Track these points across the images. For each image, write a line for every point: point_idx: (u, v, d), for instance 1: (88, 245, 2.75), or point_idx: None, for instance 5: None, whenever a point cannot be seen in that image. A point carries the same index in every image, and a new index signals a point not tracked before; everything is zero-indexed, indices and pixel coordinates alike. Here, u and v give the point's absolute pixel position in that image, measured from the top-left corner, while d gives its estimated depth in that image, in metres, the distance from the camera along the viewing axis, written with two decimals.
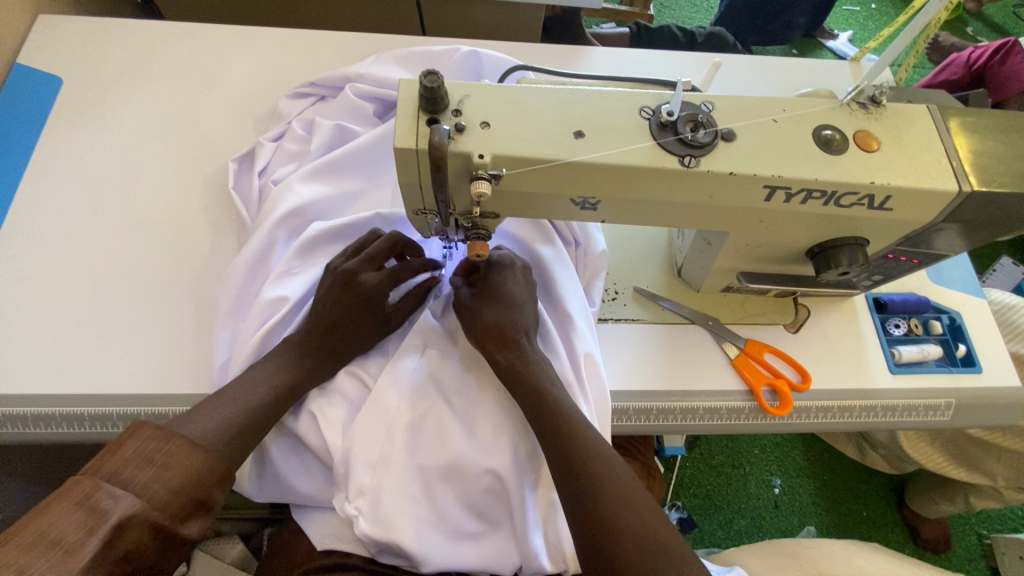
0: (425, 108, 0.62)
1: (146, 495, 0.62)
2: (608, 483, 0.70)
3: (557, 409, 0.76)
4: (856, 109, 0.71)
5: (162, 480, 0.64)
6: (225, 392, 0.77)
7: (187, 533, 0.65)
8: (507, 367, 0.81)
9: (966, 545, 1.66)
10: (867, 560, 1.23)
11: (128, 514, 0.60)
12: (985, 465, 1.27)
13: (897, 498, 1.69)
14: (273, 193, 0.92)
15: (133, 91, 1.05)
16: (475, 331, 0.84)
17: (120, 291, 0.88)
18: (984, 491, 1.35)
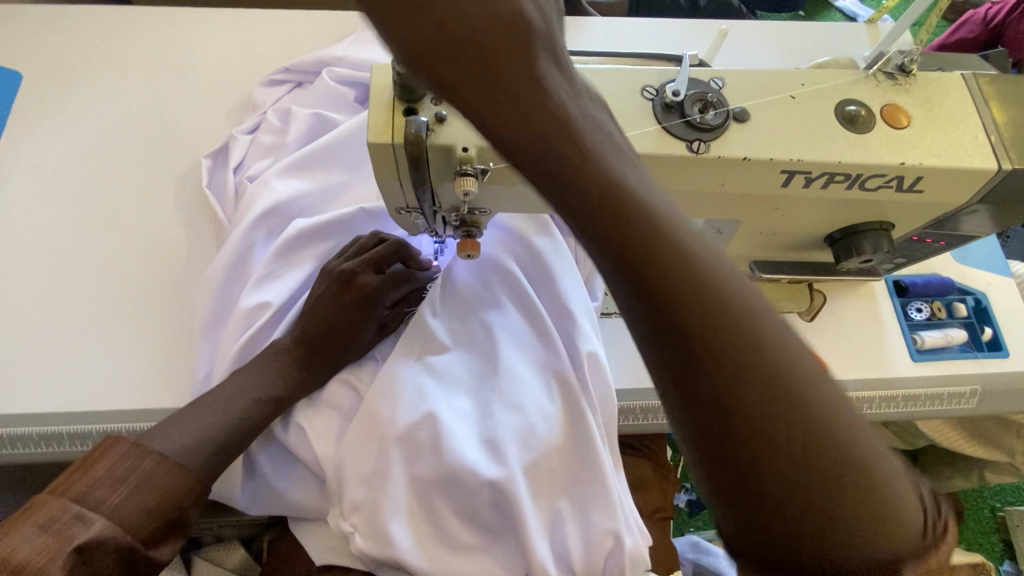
0: (401, 96, 0.55)
1: (118, 517, 0.59)
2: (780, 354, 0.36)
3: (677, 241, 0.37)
4: (883, 80, 0.63)
5: (136, 501, 0.60)
6: (203, 401, 0.71)
7: (159, 557, 0.62)
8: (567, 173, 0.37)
9: (979, 519, 1.63)
10: None
11: (97, 538, 0.57)
12: (1003, 441, 1.23)
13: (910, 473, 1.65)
14: (249, 190, 0.86)
15: (98, 83, 0.98)
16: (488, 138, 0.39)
17: (93, 302, 0.82)
18: (1001, 467, 1.31)
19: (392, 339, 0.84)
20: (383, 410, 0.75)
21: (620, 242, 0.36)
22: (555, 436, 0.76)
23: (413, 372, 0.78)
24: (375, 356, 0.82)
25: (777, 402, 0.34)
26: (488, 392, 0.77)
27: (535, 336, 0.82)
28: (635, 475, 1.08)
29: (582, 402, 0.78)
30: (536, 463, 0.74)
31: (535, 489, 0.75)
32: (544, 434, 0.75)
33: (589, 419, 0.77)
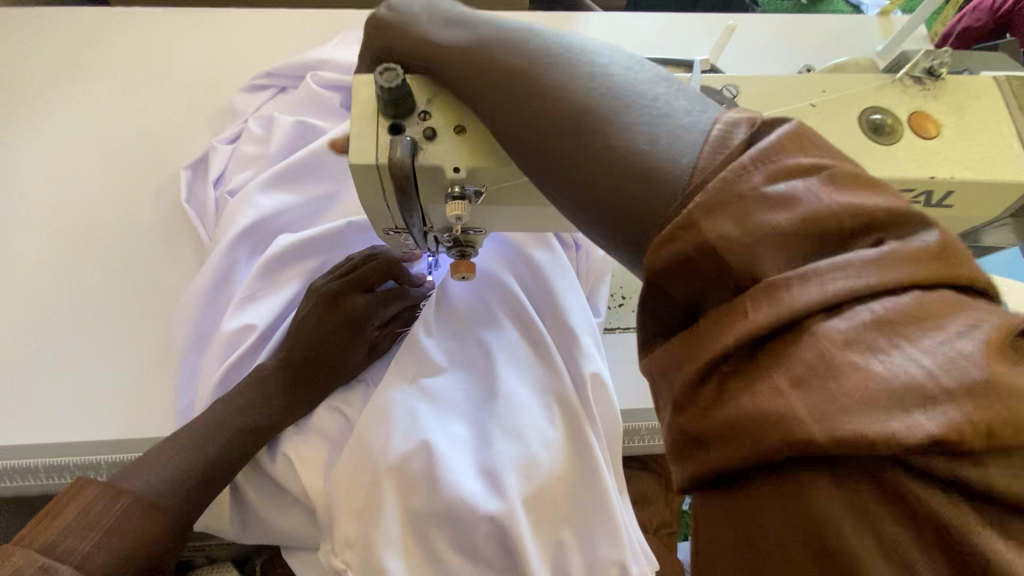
0: (386, 112, 0.50)
1: (87, 568, 0.54)
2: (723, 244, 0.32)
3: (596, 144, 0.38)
4: (910, 85, 0.59)
5: (107, 549, 0.55)
6: (180, 434, 0.66)
7: None
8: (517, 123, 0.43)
9: None
10: None
11: None
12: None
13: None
14: (230, 206, 0.81)
15: (70, 90, 0.93)
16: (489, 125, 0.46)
17: (65, 325, 0.77)
18: None
19: (384, 360, 0.79)
20: (375, 438, 0.70)
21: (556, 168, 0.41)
22: (557, 464, 0.71)
23: (407, 397, 0.73)
24: (366, 380, 0.77)
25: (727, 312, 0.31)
26: (487, 417, 0.73)
27: (535, 356, 0.77)
28: (640, 491, 1.03)
29: (587, 427, 0.73)
30: (539, 493, 0.70)
31: (536, 520, 0.71)
32: (546, 462, 0.71)
33: (594, 445, 0.73)
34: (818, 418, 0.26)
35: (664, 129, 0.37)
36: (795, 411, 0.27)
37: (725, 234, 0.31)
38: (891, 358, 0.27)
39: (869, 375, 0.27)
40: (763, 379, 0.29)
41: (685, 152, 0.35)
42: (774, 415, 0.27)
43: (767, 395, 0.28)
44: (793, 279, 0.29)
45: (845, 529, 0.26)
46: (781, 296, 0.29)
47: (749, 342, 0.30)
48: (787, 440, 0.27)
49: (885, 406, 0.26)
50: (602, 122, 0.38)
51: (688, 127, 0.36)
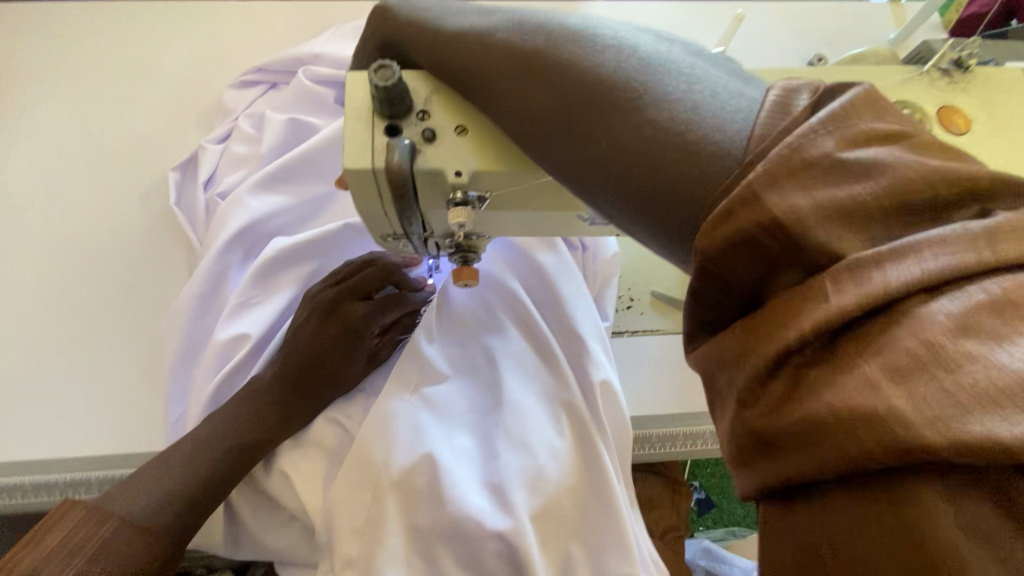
0: (382, 112, 0.47)
1: None
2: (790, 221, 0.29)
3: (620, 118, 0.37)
4: (938, 78, 0.55)
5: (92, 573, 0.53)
6: (170, 453, 0.64)
7: None
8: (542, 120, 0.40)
9: None
10: None
11: None
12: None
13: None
14: (221, 209, 0.78)
15: (52, 88, 0.89)
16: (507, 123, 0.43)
17: (52, 335, 0.74)
18: None
19: (385, 369, 0.76)
20: (377, 452, 0.67)
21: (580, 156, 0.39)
22: (565, 477, 0.69)
23: (409, 407, 0.70)
24: (366, 390, 0.74)
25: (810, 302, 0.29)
26: (492, 428, 0.71)
27: (540, 363, 0.74)
28: (645, 493, 1.01)
29: (596, 437, 0.71)
30: (547, 507, 0.67)
31: (545, 536, 0.68)
32: (554, 475, 0.68)
33: (604, 456, 0.70)
34: (927, 415, 0.25)
35: (689, 100, 0.36)
36: (896, 405, 0.25)
37: (801, 208, 0.29)
38: (1002, 347, 0.25)
39: (979, 365, 0.25)
40: (852, 371, 0.27)
41: (731, 120, 0.34)
42: (877, 412, 0.26)
43: (860, 390, 0.26)
44: (882, 260, 0.28)
45: (948, 529, 0.25)
46: (869, 281, 0.28)
47: (834, 333, 0.28)
48: (885, 441, 0.25)
49: (995, 400, 0.24)
50: (626, 101, 0.37)
51: (721, 96, 0.36)
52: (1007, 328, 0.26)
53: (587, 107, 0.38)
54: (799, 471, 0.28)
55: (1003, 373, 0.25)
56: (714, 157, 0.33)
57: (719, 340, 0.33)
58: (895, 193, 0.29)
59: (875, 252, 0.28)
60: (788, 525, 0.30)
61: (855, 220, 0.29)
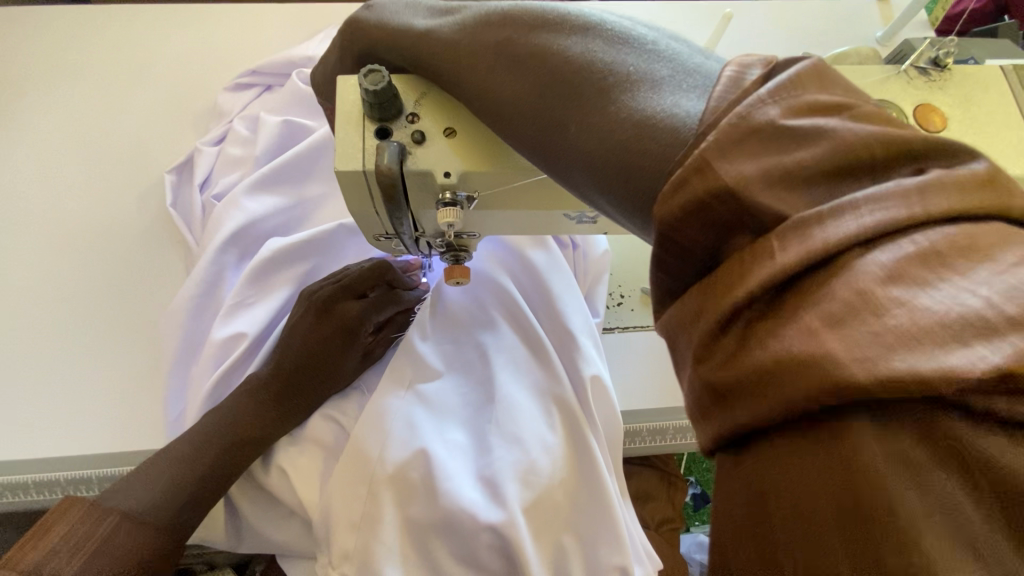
0: (373, 115, 0.48)
1: None
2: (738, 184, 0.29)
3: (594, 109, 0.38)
4: (916, 77, 0.57)
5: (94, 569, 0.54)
6: (169, 451, 0.65)
7: None
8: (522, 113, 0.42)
9: None
10: None
11: None
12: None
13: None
14: (217, 210, 0.79)
15: (48, 92, 0.89)
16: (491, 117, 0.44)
17: (51, 336, 0.75)
18: None
19: (380, 366, 0.78)
20: (372, 447, 0.69)
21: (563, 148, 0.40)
22: (557, 470, 0.70)
23: (403, 404, 0.71)
24: (361, 387, 0.75)
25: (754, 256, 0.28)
26: (485, 423, 0.72)
27: (532, 358, 0.75)
28: (641, 486, 1.01)
29: (587, 432, 0.72)
30: (540, 499, 0.69)
31: (537, 528, 0.69)
32: (546, 469, 0.69)
33: (596, 451, 0.71)
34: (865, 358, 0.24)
35: (659, 83, 0.36)
36: (835, 351, 0.25)
37: (746, 170, 0.29)
38: (931, 291, 0.25)
39: (907, 309, 0.25)
40: (795, 321, 0.26)
41: (685, 100, 0.35)
42: (817, 357, 0.25)
43: (799, 338, 0.26)
44: (825, 215, 0.27)
45: (884, 473, 0.24)
46: (811, 233, 0.27)
47: (777, 286, 0.27)
48: (826, 386, 0.25)
49: (930, 339, 0.24)
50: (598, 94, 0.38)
51: (677, 81, 0.37)
52: (939, 276, 0.26)
53: (559, 90, 0.40)
54: (745, 425, 0.28)
55: (937, 314, 0.24)
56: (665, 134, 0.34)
57: (673, 306, 0.32)
58: (838, 153, 0.29)
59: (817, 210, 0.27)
60: (736, 484, 0.30)
61: (799, 180, 0.29)
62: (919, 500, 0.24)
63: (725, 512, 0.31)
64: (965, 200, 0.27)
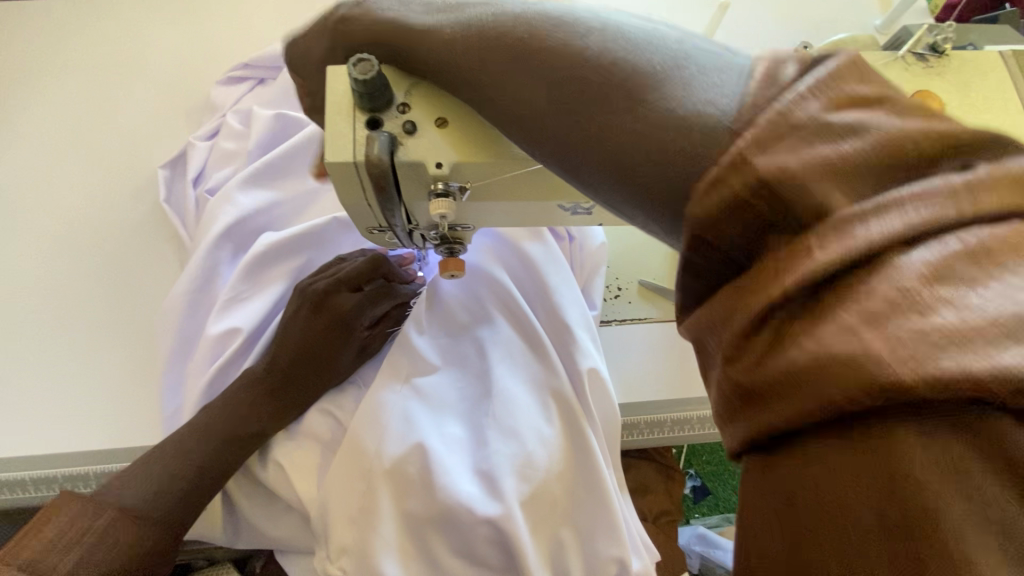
0: (363, 106, 0.47)
1: None
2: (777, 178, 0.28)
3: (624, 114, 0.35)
4: (914, 63, 0.56)
5: (90, 564, 0.54)
6: (165, 446, 0.64)
7: None
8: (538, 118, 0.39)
9: None
10: None
11: None
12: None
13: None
14: (210, 205, 0.78)
15: (38, 87, 0.89)
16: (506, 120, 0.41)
17: (45, 332, 0.75)
18: None
19: (376, 361, 0.77)
20: (369, 441, 0.68)
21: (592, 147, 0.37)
22: (554, 463, 0.70)
23: (400, 398, 0.71)
24: (357, 381, 0.75)
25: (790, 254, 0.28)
26: (482, 417, 0.72)
27: (528, 351, 0.75)
28: (639, 479, 1.01)
29: (584, 425, 0.72)
30: (537, 494, 0.69)
31: (535, 521, 0.69)
32: (543, 462, 0.69)
33: (593, 444, 0.71)
34: (909, 355, 0.24)
35: (695, 83, 0.34)
36: (876, 350, 0.24)
37: (787, 163, 0.28)
38: (977, 293, 0.25)
39: (955, 310, 0.25)
40: (834, 321, 0.26)
41: (723, 97, 0.32)
42: (860, 355, 0.25)
43: (842, 338, 0.25)
44: (866, 212, 0.27)
45: (930, 479, 0.24)
46: (852, 230, 0.27)
47: (817, 285, 0.27)
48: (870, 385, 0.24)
49: (977, 340, 0.24)
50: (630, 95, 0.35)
51: (689, 61, 0.35)
52: (983, 274, 0.26)
53: (581, 94, 0.37)
54: (778, 426, 0.27)
55: (983, 315, 0.25)
56: (699, 128, 0.32)
57: (703, 307, 0.31)
58: (881, 147, 0.28)
59: (857, 208, 0.27)
60: (765, 488, 0.29)
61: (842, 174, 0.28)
62: (961, 501, 0.24)
63: (758, 516, 0.30)
64: (1010, 196, 0.27)
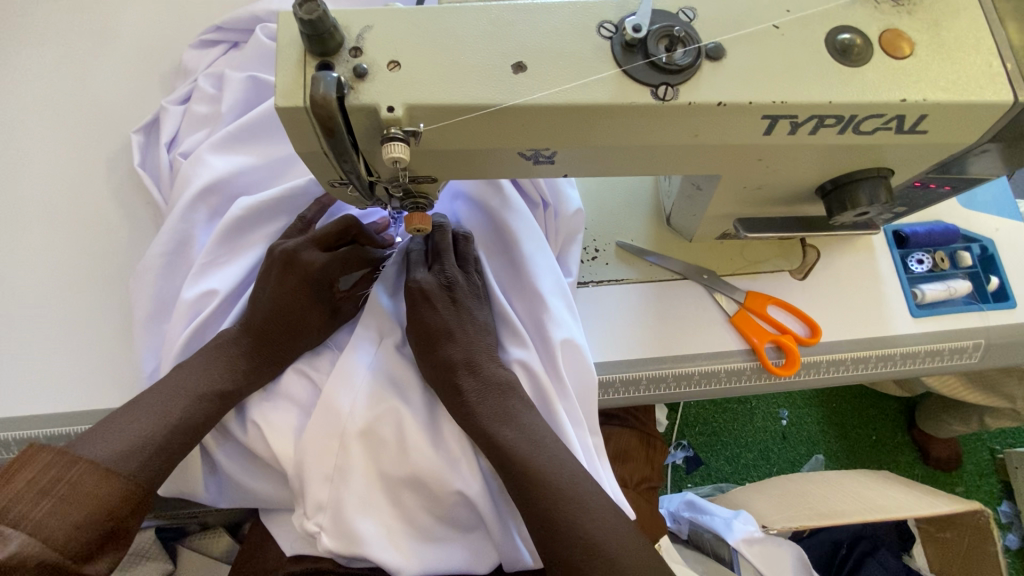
0: (312, 49, 0.47)
1: (41, 533, 0.54)
2: (544, 463, 0.64)
3: (455, 335, 0.71)
4: (883, 1, 0.54)
5: (61, 514, 0.55)
6: (139, 404, 0.66)
7: (93, 571, 0.57)
8: (430, 326, 0.71)
9: (976, 461, 1.50)
10: (871, 489, 1.16)
11: (15, 556, 0.51)
12: (1005, 389, 1.09)
13: (907, 418, 1.52)
14: (183, 168, 0.78)
15: (12, 55, 0.88)
16: (421, 320, 0.71)
17: (27, 298, 0.76)
18: (1002, 411, 1.19)
19: (350, 324, 0.77)
20: (344, 402, 0.68)
21: (450, 353, 0.70)
22: None
23: (372, 360, 0.71)
24: (331, 345, 0.76)
25: (548, 461, 0.64)
26: None
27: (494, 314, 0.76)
28: (616, 447, 0.94)
29: (553, 397, 0.73)
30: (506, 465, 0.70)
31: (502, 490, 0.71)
32: None
33: (561, 413, 0.72)
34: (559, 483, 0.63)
35: (471, 319, 0.73)
36: (596, 541, 0.60)
37: (549, 458, 0.65)
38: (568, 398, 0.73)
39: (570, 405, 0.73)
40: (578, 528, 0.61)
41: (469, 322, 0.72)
42: (578, 532, 0.61)
43: (583, 536, 0.60)
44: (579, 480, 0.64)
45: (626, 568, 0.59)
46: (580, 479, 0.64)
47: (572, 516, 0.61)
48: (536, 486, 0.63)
49: (620, 526, 0.62)
50: (463, 328, 0.71)
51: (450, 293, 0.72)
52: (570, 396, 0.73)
53: (444, 329, 0.70)
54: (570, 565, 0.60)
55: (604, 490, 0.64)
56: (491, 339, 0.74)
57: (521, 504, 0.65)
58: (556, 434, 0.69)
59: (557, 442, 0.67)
60: None
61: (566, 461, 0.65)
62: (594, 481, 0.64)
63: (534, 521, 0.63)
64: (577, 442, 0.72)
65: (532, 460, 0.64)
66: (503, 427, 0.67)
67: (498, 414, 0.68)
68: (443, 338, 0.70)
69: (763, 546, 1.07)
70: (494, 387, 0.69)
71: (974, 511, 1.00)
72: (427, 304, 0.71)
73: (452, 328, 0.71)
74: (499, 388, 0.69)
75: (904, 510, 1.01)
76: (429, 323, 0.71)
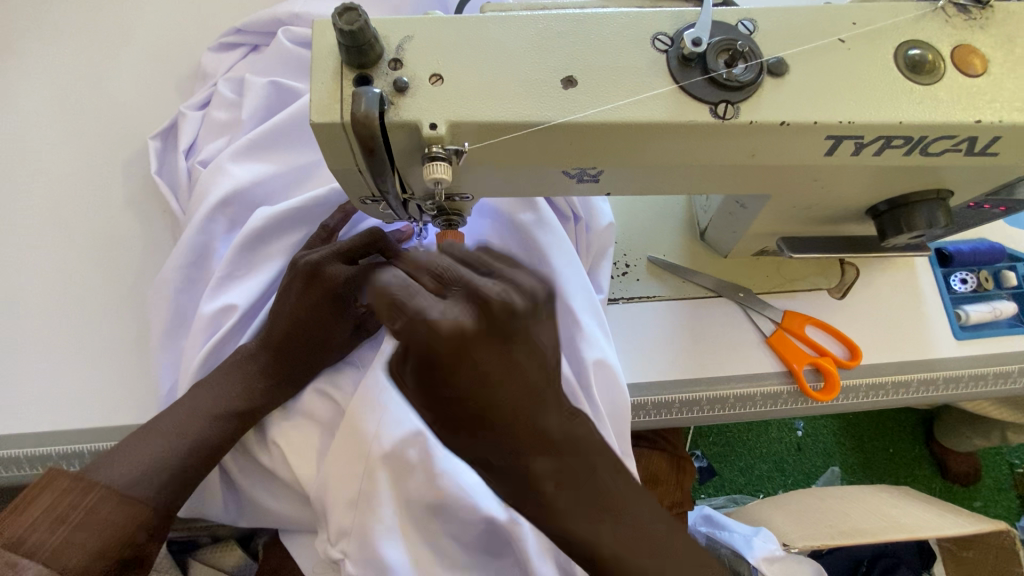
0: (350, 61, 0.44)
1: (58, 563, 0.52)
2: (648, 553, 0.53)
3: (509, 408, 0.47)
4: (954, 14, 0.51)
5: (78, 543, 0.53)
6: (156, 426, 0.63)
7: None
8: (466, 395, 0.45)
9: (996, 476, 1.46)
10: (896, 507, 1.12)
11: None
12: None
13: (928, 432, 1.49)
14: (202, 177, 0.76)
15: (27, 56, 0.85)
16: (452, 393, 0.45)
17: (39, 308, 0.73)
18: None
19: (374, 340, 0.74)
20: (370, 425, 0.65)
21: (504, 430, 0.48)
22: None
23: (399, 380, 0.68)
24: (355, 363, 0.73)
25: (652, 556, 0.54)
26: None
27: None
28: (648, 469, 0.91)
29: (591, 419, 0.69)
30: None
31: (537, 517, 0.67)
32: None
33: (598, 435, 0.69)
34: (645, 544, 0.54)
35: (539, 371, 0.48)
36: None
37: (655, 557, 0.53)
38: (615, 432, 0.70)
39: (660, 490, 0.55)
40: None
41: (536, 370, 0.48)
42: None
43: None
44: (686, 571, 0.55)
45: None
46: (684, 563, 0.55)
47: None
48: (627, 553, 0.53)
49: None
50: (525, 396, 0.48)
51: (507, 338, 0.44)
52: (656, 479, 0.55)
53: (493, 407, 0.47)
54: None
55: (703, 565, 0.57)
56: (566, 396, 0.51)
57: None
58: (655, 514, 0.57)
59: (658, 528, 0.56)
60: None
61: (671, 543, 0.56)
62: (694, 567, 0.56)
63: None
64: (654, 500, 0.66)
65: (634, 556, 0.53)
66: (598, 524, 0.52)
67: (586, 506, 0.52)
68: (492, 413, 0.47)
69: (784, 563, 1.02)
70: (576, 467, 0.51)
71: (998, 531, 0.95)
72: (452, 365, 0.42)
73: (508, 396, 0.46)
74: (581, 467, 0.51)
75: (934, 531, 0.96)
76: (467, 397, 0.45)
